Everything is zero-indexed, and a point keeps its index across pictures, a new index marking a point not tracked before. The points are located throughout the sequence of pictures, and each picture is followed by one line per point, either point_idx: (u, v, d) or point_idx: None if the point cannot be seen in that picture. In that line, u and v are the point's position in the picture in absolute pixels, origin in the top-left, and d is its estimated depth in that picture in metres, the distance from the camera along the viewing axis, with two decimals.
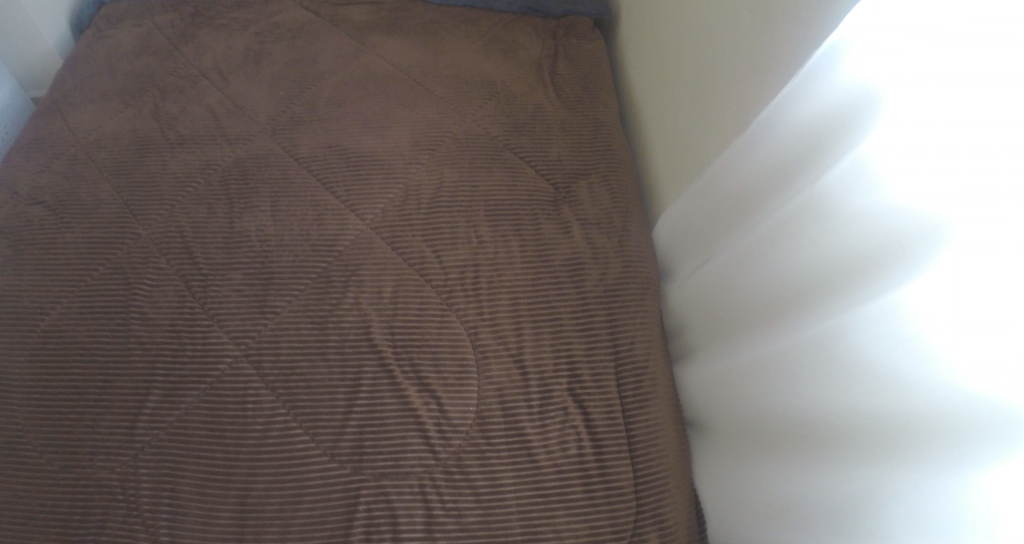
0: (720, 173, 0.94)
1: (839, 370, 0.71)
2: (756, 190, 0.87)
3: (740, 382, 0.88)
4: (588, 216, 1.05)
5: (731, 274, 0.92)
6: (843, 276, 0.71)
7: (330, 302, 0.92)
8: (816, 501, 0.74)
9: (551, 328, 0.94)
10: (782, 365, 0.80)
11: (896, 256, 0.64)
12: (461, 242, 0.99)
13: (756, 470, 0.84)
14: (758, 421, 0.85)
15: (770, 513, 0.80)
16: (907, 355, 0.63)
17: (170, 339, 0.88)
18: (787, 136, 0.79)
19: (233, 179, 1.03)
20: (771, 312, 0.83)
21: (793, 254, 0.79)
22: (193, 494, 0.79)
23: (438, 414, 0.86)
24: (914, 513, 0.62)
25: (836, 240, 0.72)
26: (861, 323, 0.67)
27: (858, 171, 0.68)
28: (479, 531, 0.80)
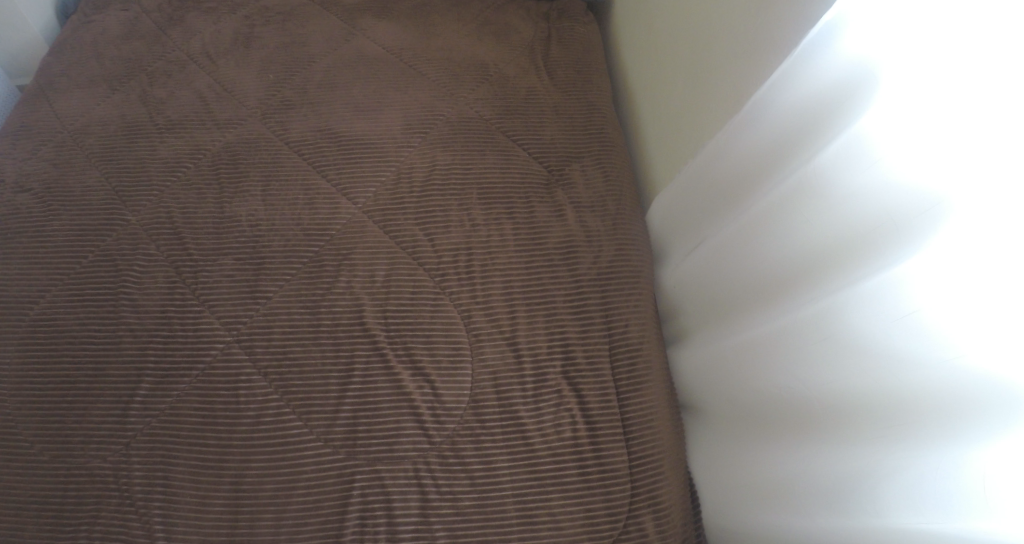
0: (715, 154, 0.93)
1: (834, 349, 0.71)
2: (751, 170, 0.86)
3: (735, 363, 0.88)
4: (582, 199, 1.05)
5: (727, 256, 0.91)
6: (840, 255, 0.71)
7: (323, 286, 0.91)
8: (812, 483, 0.74)
9: (545, 311, 0.94)
10: (778, 346, 0.80)
11: (893, 234, 0.64)
12: (455, 225, 0.99)
13: (751, 451, 0.84)
14: (753, 403, 0.85)
15: (765, 494, 0.80)
16: (904, 333, 0.62)
17: (161, 325, 0.88)
18: (783, 114, 0.78)
19: (223, 163, 1.02)
20: (767, 293, 0.83)
21: (789, 234, 0.78)
22: (187, 480, 0.79)
23: (431, 398, 0.86)
24: (911, 491, 0.62)
25: (833, 218, 0.71)
26: (858, 301, 0.67)
27: (855, 148, 0.67)
28: (474, 515, 0.80)
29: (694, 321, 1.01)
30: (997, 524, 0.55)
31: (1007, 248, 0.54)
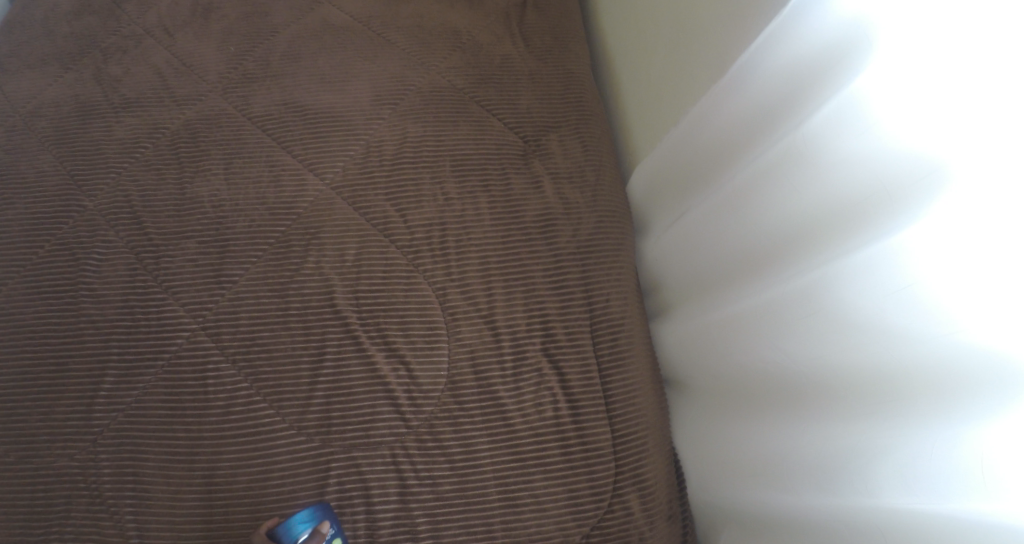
0: (700, 121, 0.89)
1: (827, 323, 0.67)
2: (738, 137, 0.82)
3: (719, 338, 0.86)
4: (560, 170, 1.01)
5: (713, 228, 0.88)
6: (833, 225, 0.67)
7: (290, 267, 0.87)
8: (802, 462, 0.71)
9: (523, 287, 0.91)
10: (766, 321, 0.77)
11: (889, 202, 0.60)
12: (428, 200, 0.95)
13: (737, 428, 0.82)
14: (739, 378, 0.83)
15: (753, 472, 0.78)
16: (900, 308, 0.59)
17: (123, 315, 0.84)
18: (772, 77, 0.74)
19: (182, 141, 0.97)
20: (754, 266, 0.80)
21: (779, 205, 0.75)
22: (158, 476, 0.77)
23: (407, 380, 0.83)
24: (904, 471, 0.59)
25: (826, 186, 0.68)
26: (852, 273, 0.63)
27: (849, 112, 0.63)
28: (455, 499, 0.78)
29: (676, 295, 0.98)
30: (993, 506, 0.52)
31: (1012, 215, 0.50)
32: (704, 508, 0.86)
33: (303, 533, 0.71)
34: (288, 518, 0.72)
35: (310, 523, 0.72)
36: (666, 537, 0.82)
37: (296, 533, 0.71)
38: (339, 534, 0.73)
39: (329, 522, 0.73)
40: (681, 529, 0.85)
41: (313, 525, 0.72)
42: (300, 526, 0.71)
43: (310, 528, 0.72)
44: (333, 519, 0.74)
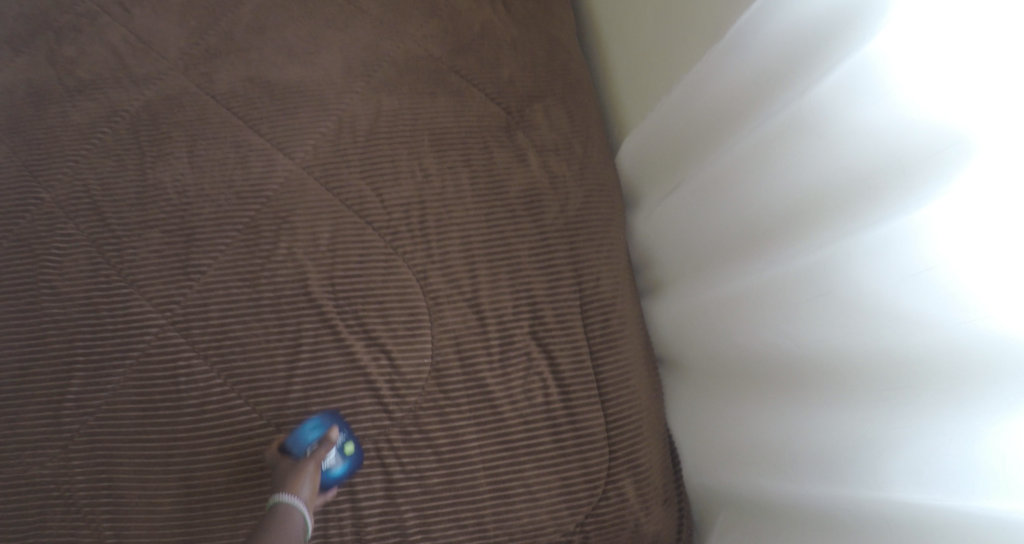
0: (696, 89, 0.83)
1: (834, 305, 0.63)
2: (737, 105, 0.76)
3: (716, 319, 0.82)
4: (546, 142, 0.96)
5: (711, 203, 0.83)
6: (840, 201, 0.62)
7: (261, 254, 0.83)
8: (808, 451, 0.67)
9: (509, 269, 0.87)
10: (767, 303, 0.72)
11: (905, 177, 0.55)
12: (405, 177, 0.90)
13: (734, 411, 0.79)
14: (738, 361, 0.79)
15: (754, 459, 0.75)
16: (915, 291, 0.55)
17: (87, 313, 0.79)
18: (775, 40, 0.69)
19: (142, 123, 0.90)
20: (754, 244, 0.75)
21: (782, 180, 0.70)
22: (134, 481, 0.75)
23: (389, 370, 0.80)
24: (918, 466, 0.55)
25: (834, 159, 0.63)
26: (864, 251, 0.59)
27: (863, 79, 0.58)
28: (443, 492, 0.76)
29: (668, 271, 0.93)
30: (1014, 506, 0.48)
31: None
32: (699, 490, 0.85)
33: (312, 442, 0.72)
34: (297, 428, 0.73)
35: (320, 432, 0.73)
36: (662, 521, 0.82)
37: (305, 442, 0.72)
38: (350, 439, 0.75)
39: (338, 428, 0.74)
40: (677, 512, 0.84)
41: (322, 432, 0.73)
42: (309, 434, 0.72)
43: (320, 435, 0.73)
44: (342, 425, 0.75)
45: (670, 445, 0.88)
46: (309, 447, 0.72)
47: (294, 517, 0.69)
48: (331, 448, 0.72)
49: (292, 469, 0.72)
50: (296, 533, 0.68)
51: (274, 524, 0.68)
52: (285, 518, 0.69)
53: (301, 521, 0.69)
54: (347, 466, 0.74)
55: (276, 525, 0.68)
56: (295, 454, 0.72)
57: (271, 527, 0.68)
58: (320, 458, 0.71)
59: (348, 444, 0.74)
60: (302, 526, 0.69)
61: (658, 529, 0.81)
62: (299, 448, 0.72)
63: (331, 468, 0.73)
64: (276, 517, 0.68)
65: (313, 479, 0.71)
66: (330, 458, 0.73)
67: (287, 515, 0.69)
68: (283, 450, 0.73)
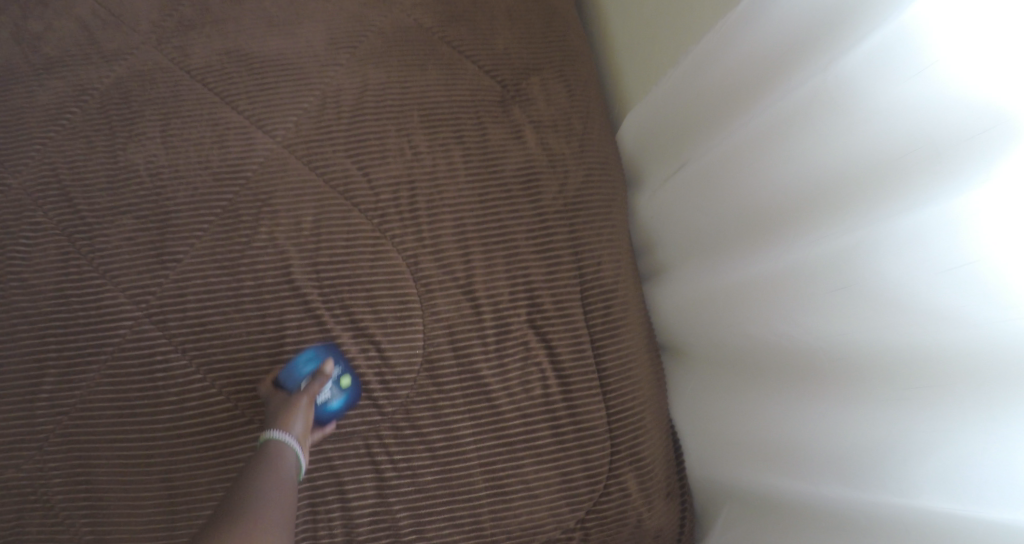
0: (705, 62, 0.77)
1: (863, 297, 0.58)
2: (750, 80, 0.71)
3: (724, 307, 0.77)
4: (543, 118, 0.91)
5: (720, 185, 0.78)
6: (868, 185, 0.57)
7: (241, 240, 0.78)
8: (828, 452, 0.63)
9: (505, 253, 0.82)
10: (782, 292, 0.68)
11: (944, 160, 0.50)
12: (393, 155, 0.85)
13: (744, 404, 0.75)
14: (748, 352, 0.74)
15: (766, 456, 0.71)
16: (953, 285, 0.50)
17: (59, 307, 0.75)
18: (795, 8, 0.63)
19: (113, 103, 0.84)
20: (768, 229, 0.70)
21: (802, 161, 0.65)
22: (114, 482, 0.71)
23: (379, 362, 0.76)
24: (949, 472, 0.52)
25: (862, 140, 0.58)
26: (901, 240, 0.54)
27: (897, 51, 0.53)
28: (438, 490, 0.73)
29: (673, 255, 0.89)
30: None
31: None
32: (702, 482, 0.81)
33: (306, 376, 0.71)
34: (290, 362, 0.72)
35: (315, 365, 0.72)
36: (665, 516, 0.79)
37: (299, 375, 0.71)
38: (345, 373, 0.73)
39: (333, 361, 0.73)
40: (680, 506, 0.81)
41: (316, 365, 0.72)
42: (303, 367, 0.71)
43: (314, 368, 0.72)
44: (336, 358, 0.74)
45: (673, 436, 0.84)
46: (302, 381, 0.71)
47: (287, 453, 0.67)
48: (326, 381, 0.71)
49: (286, 403, 0.70)
50: (289, 470, 0.66)
51: (267, 460, 0.66)
52: (277, 454, 0.67)
53: (294, 459, 0.67)
54: (344, 400, 0.72)
55: (268, 461, 0.66)
56: (289, 389, 0.71)
57: (264, 461, 0.66)
58: (313, 392, 0.70)
59: (343, 377, 0.73)
60: (295, 463, 0.68)
61: (661, 524, 0.78)
62: (293, 383, 0.71)
63: (329, 402, 0.71)
64: (269, 453, 0.67)
65: (307, 414, 0.70)
66: (326, 392, 0.71)
67: (279, 452, 0.67)
68: (278, 385, 0.72)
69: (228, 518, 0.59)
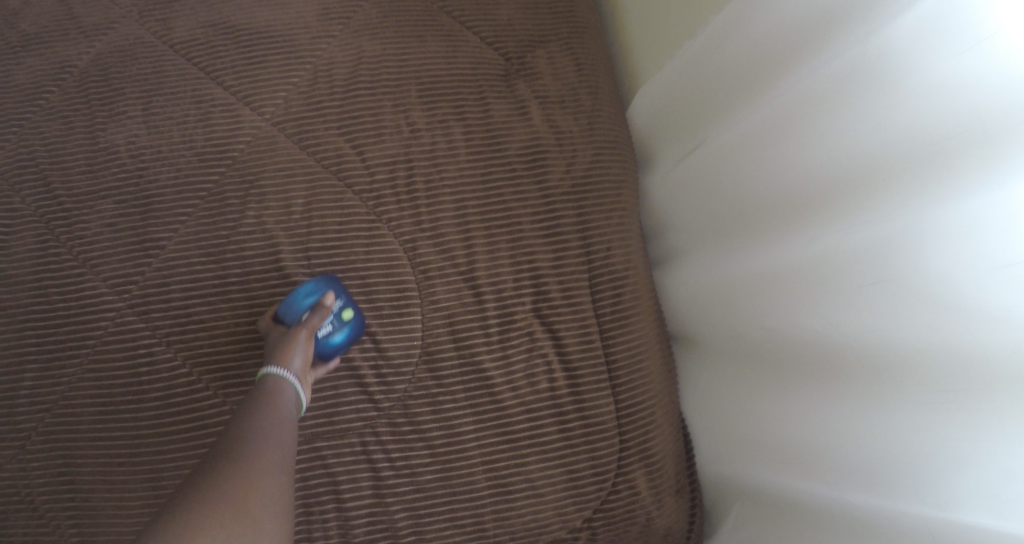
0: (726, 34, 0.72)
1: (899, 291, 0.54)
2: (775, 54, 0.66)
3: (740, 298, 0.72)
4: (550, 93, 0.85)
5: (737, 168, 0.72)
6: (908, 169, 0.53)
7: (227, 225, 0.73)
8: (853, 456, 0.59)
9: (509, 236, 0.77)
10: (805, 284, 0.63)
11: (1002, 142, 0.46)
12: (389, 132, 0.79)
13: (760, 401, 0.70)
14: (765, 347, 0.70)
15: (784, 458, 0.67)
16: (1007, 279, 0.46)
17: (38, 298, 0.71)
18: None
19: (92, 80, 0.79)
20: (789, 217, 0.65)
21: (830, 143, 0.60)
22: (98, 482, 0.67)
23: (374, 354, 0.71)
24: (995, 484, 0.48)
25: (903, 119, 0.53)
26: (947, 230, 0.50)
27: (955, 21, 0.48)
28: (438, 490, 0.69)
29: (683, 242, 0.83)
30: None
31: None
32: (713, 479, 0.77)
33: (306, 308, 0.67)
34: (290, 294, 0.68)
35: (315, 298, 0.68)
36: (674, 514, 0.74)
37: (298, 307, 0.67)
38: (347, 306, 0.70)
39: (335, 294, 0.69)
40: (689, 504, 0.77)
41: (316, 298, 0.68)
42: (302, 299, 0.67)
43: (314, 301, 0.68)
44: (338, 291, 0.70)
45: (684, 430, 0.80)
46: (302, 314, 0.67)
47: (285, 388, 0.63)
48: (326, 315, 0.68)
49: (285, 336, 0.66)
50: (287, 404, 0.63)
51: (263, 395, 0.62)
52: (275, 388, 0.63)
53: (292, 394, 0.64)
54: (347, 334, 0.69)
55: (265, 394, 0.62)
56: (289, 322, 0.67)
57: (261, 395, 0.62)
58: (312, 325, 0.66)
59: (345, 311, 0.69)
60: (294, 399, 0.64)
61: (670, 523, 0.74)
62: (293, 316, 0.67)
63: (330, 336, 0.68)
64: (266, 388, 0.63)
65: (307, 348, 0.66)
66: (327, 325, 0.68)
67: (276, 386, 0.63)
68: (278, 320, 0.68)
69: (227, 453, 0.55)
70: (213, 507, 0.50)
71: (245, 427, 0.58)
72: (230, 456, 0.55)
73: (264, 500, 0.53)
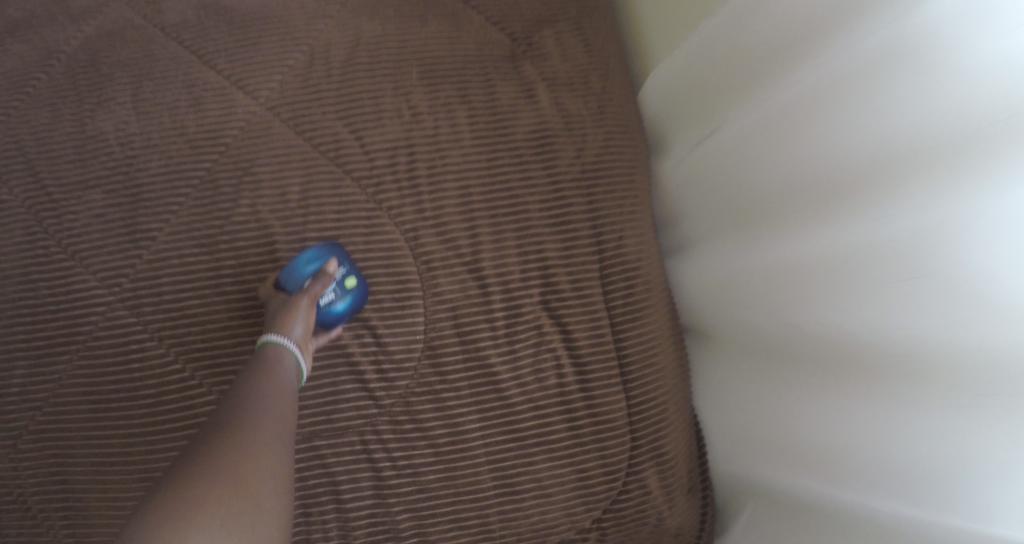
0: (747, 11, 0.67)
1: (937, 288, 0.50)
2: (800, 32, 0.61)
3: (756, 291, 0.68)
4: (558, 74, 0.81)
5: (755, 155, 0.68)
6: (951, 156, 0.49)
7: (220, 215, 0.70)
8: (884, 463, 0.55)
9: (516, 225, 0.73)
10: (829, 279, 0.59)
11: None
12: (389, 116, 0.76)
13: (778, 401, 0.66)
14: (783, 345, 0.65)
15: (805, 462, 0.63)
16: None
17: (26, 293, 0.68)
18: None
19: (79, 65, 0.75)
20: (813, 207, 0.61)
21: (860, 128, 0.56)
22: (92, 482, 0.65)
23: (374, 349, 0.68)
24: None
25: (945, 102, 0.49)
26: (993, 222, 0.46)
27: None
28: (442, 490, 0.66)
29: (693, 231, 0.80)
30: None
31: None
32: (727, 478, 0.74)
33: (308, 275, 0.66)
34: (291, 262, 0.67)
35: (317, 266, 0.66)
36: (686, 514, 0.71)
37: (299, 275, 0.65)
38: (351, 274, 0.68)
39: (338, 262, 0.67)
40: (701, 503, 0.74)
41: (318, 266, 0.66)
42: (303, 266, 0.66)
43: (316, 269, 0.66)
44: (341, 258, 0.68)
45: (696, 427, 0.77)
46: (304, 281, 0.66)
47: (286, 356, 0.62)
48: (328, 283, 0.65)
49: (286, 303, 0.65)
50: (287, 374, 0.61)
51: (263, 362, 0.60)
52: (275, 357, 0.61)
53: (292, 364, 0.62)
54: (349, 302, 0.67)
55: (265, 363, 0.60)
56: (290, 289, 0.66)
57: (262, 363, 0.60)
58: (313, 293, 0.65)
59: (348, 278, 0.67)
60: (294, 368, 0.62)
61: (681, 523, 0.71)
62: (294, 284, 0.66)
63: (332, 305, 0.66)
64: (266, 355, 0.61)
65: (308, 316, 0.64)
66: (329, 293, 0.66)
67: (276, 354, 0.61)
68: (279, 287, 0.67)
69: (223, 429, 0.53)
70: (210, 485, 0.47)
71: (242, 402, 0.55)
72: (227, 432, 0.52)
73: (265, 475, 0.50)
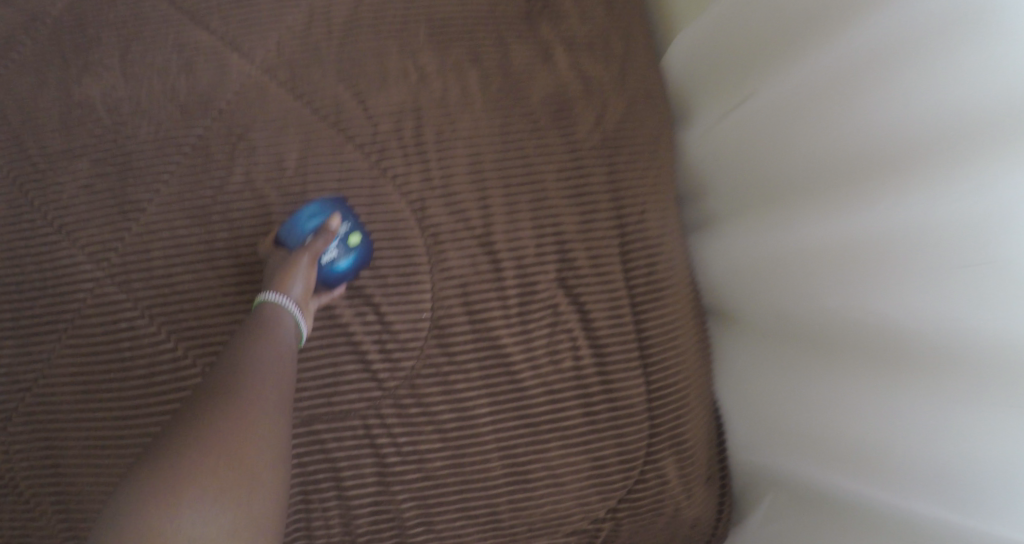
0: None
1: (1005, 270, 0.43)
2: None
3: (789, 271, 0.61)
4: (575, 33, 0.75)
5: (790, 119, 0.61)
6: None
7: (212, 186, 0.66)
8: (932, 467, 0.49)
9: (530, 194, 0.68)
10: (875, 257, 0.52)
11: None
12: (394, 78, 0.70)
13: (809, 391, 0.60)
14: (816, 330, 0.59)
15: (839, 460, 0.57)
16: None
17: (11, 269, 0.64)
18: None
19: (66, 28, 0.71)
20: (857, 176, 0.54)
21: (923, 86, 0.48)
22: (84, 466, 0.61)
23: (377, 328, 0.64)
24: None
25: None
26: None
27: None
28: (448, 478, 0.61)
29: (714, 206, 0.74)
30: None
31: None
32: (750, 468, 0.68)
33: (309, 231, 0.61)
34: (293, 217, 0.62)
35: (320, 221, 0.62)
36: (703, 504, 0.66)
37: (301, 230, 0.61)
38: (355, 231, 0.63)
39: (341, 219, 0.63)
40: (719, 492, 0.69)
41: (321, 221, 0.62)
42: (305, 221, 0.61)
43: (319, 224, 0.62)
44: (345, 214, 0.63)
45: (716, 413, 0.71)
46: (305, 238, 0.61)
47: (284, 315, 0.57)
48: (331, 239, 0.61)
49: (286, 260, 0.61)
50: (285, 334, 0.56)
51: (260, 320, 0.56)
52: (273, 315, 0.57)
53: (291, 324, 0.57)
54: (353, 261, 0.62)
55: (262, 321, 0.56)
56: (291, 245, 0.61)
57: (258, 321, 0.56)
58: (314, 250, 0.60)
59: (352, 235, 0.62)
60: (293, 329, 0.58)
61: (699, 513, 0.66)
62: (295, 240, 0.61)
63: (335, 262, 0.61)
64: (263, 314, 0.57)
65: (309, 274, 0.60)
66: (332, 250, 0.61)
67: (274, 313, 0.57)
68: (279, 243, 0.62)
69: (215, 392, 0.48)
70: (200, 461, 0.43)
71: (235, 363, 0.51)
72: (218, 397, 0.47)
73: (262, 448, 0.46)
